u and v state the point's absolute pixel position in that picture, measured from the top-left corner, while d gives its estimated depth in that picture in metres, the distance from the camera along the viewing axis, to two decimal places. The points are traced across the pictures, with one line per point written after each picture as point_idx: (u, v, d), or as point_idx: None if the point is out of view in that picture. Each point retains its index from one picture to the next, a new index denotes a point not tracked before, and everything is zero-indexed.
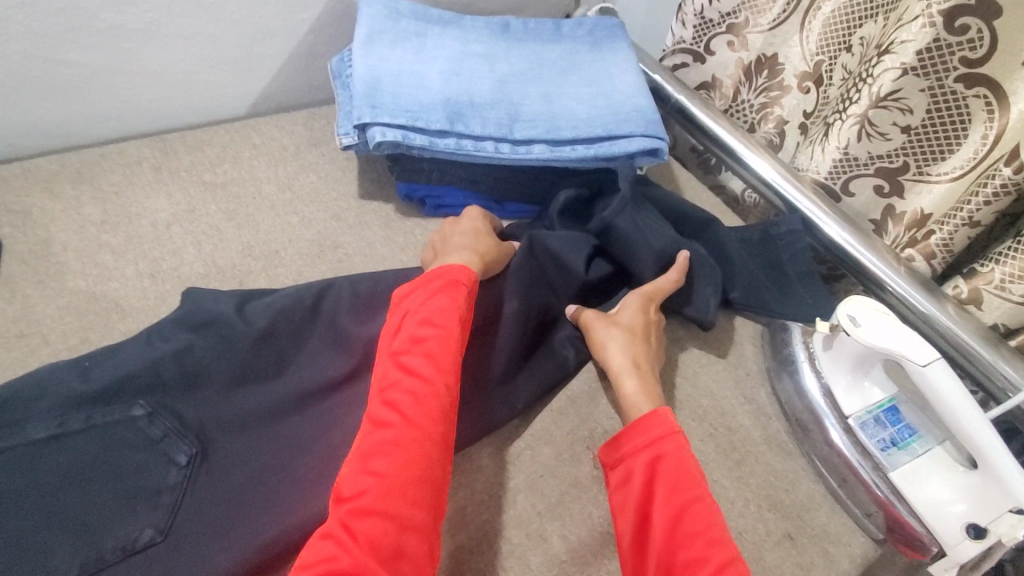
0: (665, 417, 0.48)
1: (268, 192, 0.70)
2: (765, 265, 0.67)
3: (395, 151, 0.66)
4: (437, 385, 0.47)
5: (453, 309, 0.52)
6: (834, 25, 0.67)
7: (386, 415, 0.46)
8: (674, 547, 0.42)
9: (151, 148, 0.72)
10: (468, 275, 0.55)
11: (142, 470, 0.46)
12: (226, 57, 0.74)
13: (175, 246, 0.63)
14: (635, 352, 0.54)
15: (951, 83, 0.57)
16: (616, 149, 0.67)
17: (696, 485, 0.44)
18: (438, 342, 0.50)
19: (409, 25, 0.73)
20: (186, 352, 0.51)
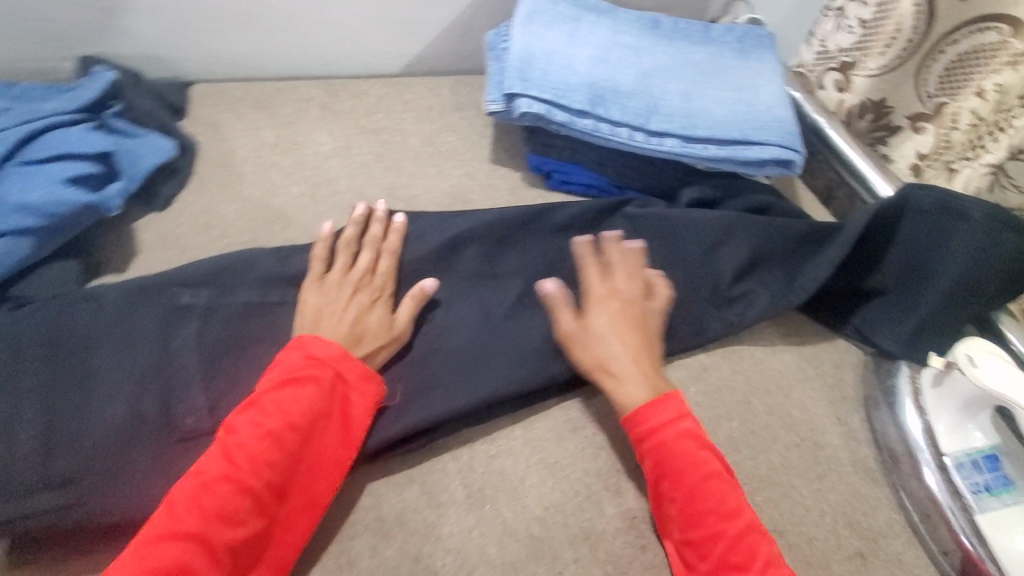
0: (669, 403, 0.50)
1: (413, 144, 0.77)
2: (912, 292, 0.62)
3: (535, 123, 0.71)
4: (252, 483, 0.43)
5: (307, 397, 0.47)
6: (961, 69, 0.67)
7: (184, 505, 0.42)
8: (689, 523, 0.46)
9: (320, 89, 0.81)
10: (330, 359, 0.49)
11: None
12: (396, 18, 0.81)
13: (332, 176, 0.71)
14: (623, 348, 0.54)
15: None
16: (750, 155, 0.68)
17: (705, 465, 0.48)
18: (272, 439, 0.45)
19: (566, 10, 0.78)
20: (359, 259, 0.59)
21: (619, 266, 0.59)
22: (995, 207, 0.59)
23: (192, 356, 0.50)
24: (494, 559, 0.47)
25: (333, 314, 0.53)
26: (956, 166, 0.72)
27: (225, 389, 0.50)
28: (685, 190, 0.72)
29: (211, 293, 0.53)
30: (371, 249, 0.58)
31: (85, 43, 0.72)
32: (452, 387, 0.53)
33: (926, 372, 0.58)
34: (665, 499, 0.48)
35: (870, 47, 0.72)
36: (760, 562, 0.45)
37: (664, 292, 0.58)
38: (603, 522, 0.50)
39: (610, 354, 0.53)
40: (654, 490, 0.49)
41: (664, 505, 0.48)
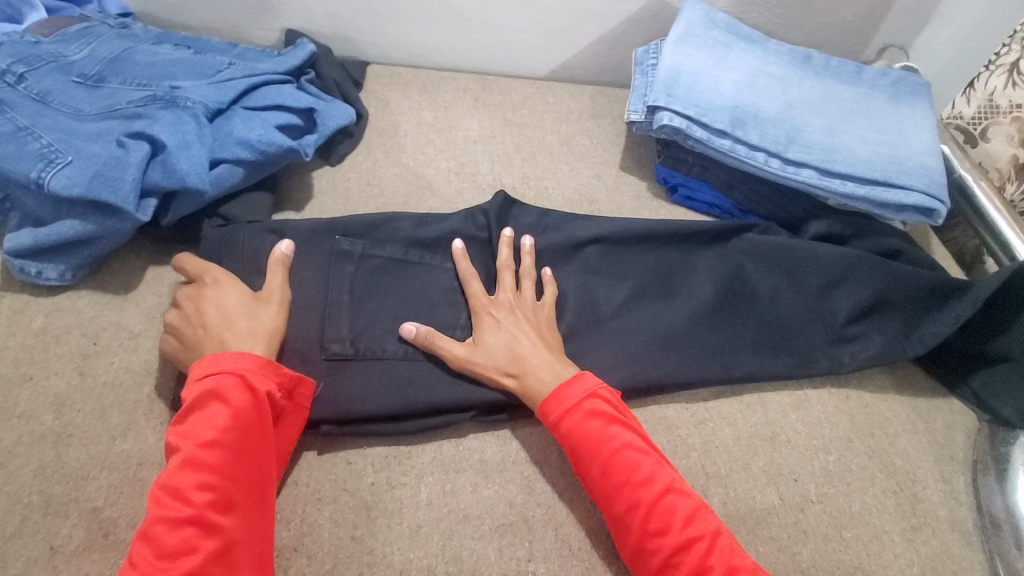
0: (571, 386, 0.52)
1: (550, 141, 0.83)
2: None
3: (672, 136, 0.74)
4: (188, 511, 0.43)
5: (215, 414, 0.47)
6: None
7: (141, 548, 0.42)
8: (610, 498, 0.49)
9: (475, 82, 0.89)
10: (221, 370, 0.49)
11: (450, 304, 0.61)
12: (554, 27, 0.88)
13: (477, 158, 0.79)
14: (521, 342, 0.55)
15: None
16: (890, 198, 0.68)
17: (605, 443, 0.50)
18: (196, 459, 0.45)
19: (719, 35, 0.80)
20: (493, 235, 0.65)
21: (507, 274, 0.61)
22: None
23: (343, 291, 0.58)
24: (580, 523, 0.52)
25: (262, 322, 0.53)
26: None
27: (366, 325, 0.57)
28: (812, 222, 0.72)
29: (367, 245, 0.61)
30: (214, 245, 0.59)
31: (292, 17, 0.84)
32: (432, 374, 0.56)
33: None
34: (589, 483, 0.50)
35: None
36: (678, 522, 0.47)
37: (532, 289, 0.60)
38: None
39: (515, 350, 0.55)
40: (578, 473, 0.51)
41: (589, 486, 0.51)
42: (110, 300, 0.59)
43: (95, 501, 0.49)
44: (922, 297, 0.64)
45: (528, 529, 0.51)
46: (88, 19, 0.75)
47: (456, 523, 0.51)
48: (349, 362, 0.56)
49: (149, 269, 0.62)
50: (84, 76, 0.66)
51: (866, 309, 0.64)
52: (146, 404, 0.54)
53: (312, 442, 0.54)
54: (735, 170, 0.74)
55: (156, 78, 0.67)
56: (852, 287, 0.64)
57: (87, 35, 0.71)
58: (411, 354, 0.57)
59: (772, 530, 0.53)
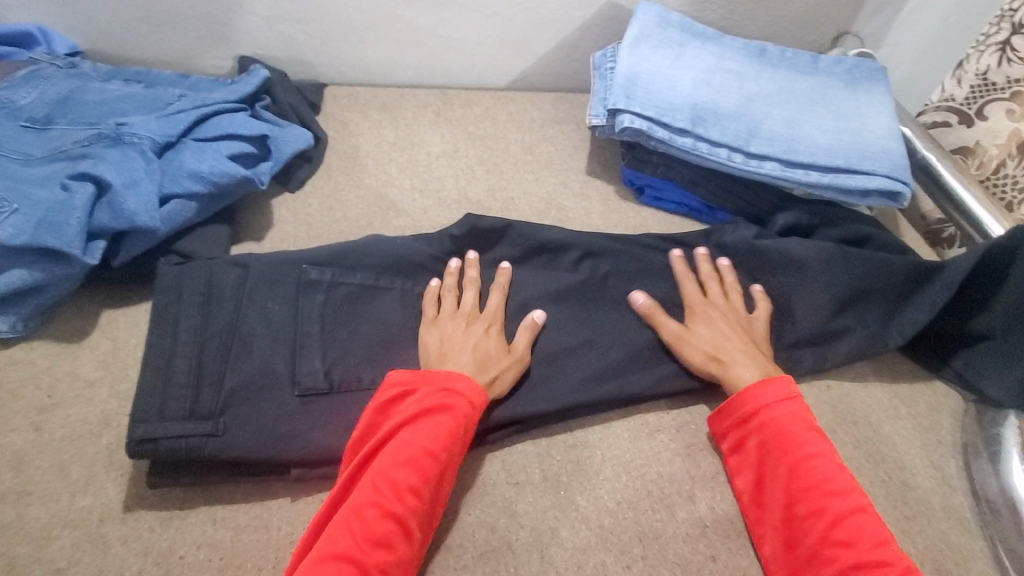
0: (774, 383, 0.53)
1: (514, 151, 0.82)
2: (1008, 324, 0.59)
3: (635, 138, 0.74)
4: (400, 510, 0.45)
5: (439, 424, 0.49)
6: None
7: (349, 524, 0.45)
8: (793, 499, 0.49)
9: (435, 97, 0.89)
10: (471, 393, 0.51)
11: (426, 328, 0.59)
12: (511, 38, 0.87)
13: (440, 174, 0.78)
14: (731, 341, 0.58)
15: None
16: (854, 184, 0.68)
17: (805, 445, 0.50)
18: (415, 463, 0.47)
19: (674, 35, 0.81)
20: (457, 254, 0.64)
21: (716, 283, 0.64)
22: None
23: (314, 321, 0.56)
24: (565, 542, 0.50)
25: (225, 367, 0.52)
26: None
27: (340, 356, 0.55)
28: (779, 214, 0.72)
29: (334, 272, 0.59)
30: (475, 285, 0.61)
31: (244, 44, 0.83)
32: None
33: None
34: (768, 481, 0.50)
35: None
36: (866, 542, 0.46)
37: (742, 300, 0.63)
38: (674, 524, 0.51)
39: (724, 342, 0.58)
40: (759, 472, 0.51)
41: (768, 486, 0.50)
42: (65, 349, 0.57)
43: (58, 562, 0.47)
44: (896, 283, 0.63)
45: (512, 553, 0.50)
46: (36, 60, 0.72)
47: (436, 553, 0.49)
48: (325, 395, 0.53)
49: (106, 313, 0.60)
50: (33, 120, 0.64)
51: (845, 300, 0.63)
52: (107, 455, 0.52)
53: (285, 489, 0.51)
54: (698, 167, 0.74)
55: (104, 116, 0.65)
56: (826, 280, 0.64)
57: (36, 77, 0.69)
58: None
59: None
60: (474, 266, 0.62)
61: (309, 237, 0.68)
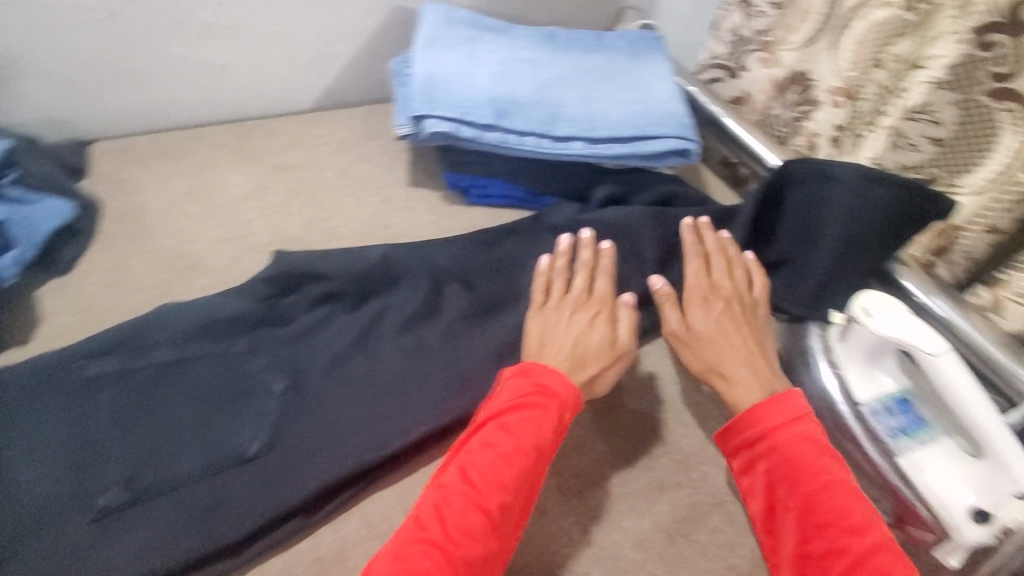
0: (785, 403, 0.52)
1: (328, 176, 0.77)
2: (796, 242, 0.66)
3: (445, 141, 0.73)
4: (490, 505, 0.46)
5: (532, 421, 0.49)
6: (869, 40, 0.68)
7: (430, 516, 0.46)
8: (807, 535, 0.47)
9: (230, 133, 0.81)
10: (570, 392, 0.51)
11: (248, 395, 0.53)
12: (300, 57, 0.82)
13: (248, 217, 0.71)
14: (733, 339, 0.58)
15: (982, 96, 0.60)
16: (649, 150, 0.72)
17: (824, 473, 0.49)
18: (506, 456, 0.48)
19: (465, 31, 0.80)
20: (274, 302, 0.58)
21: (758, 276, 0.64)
22: (863, 166, 0.61)
23: (106, 423, 0.49)
24: None
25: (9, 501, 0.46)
26: (863, 133, 0.72)
27: (146, 455, 0.48)
28: (596, 188, 0.75)
29: (123, 360, 0.52)
30: (604, 274, 0.62)
31: None
32: (240, 483, 0.49)
33: (829, 334, 0.61)
34: (779, 508, 0.49)
35: (790, 20, 0.75)
36: None
37: (753, 286, 0.63)
38: (546, 521, 0.52)
39: (729, 343, 0.58)
40: (769, 499, 0.49)
41: (781, 515, 0.49)
42: None
43: None
44: None
45: None
46: None
47: None
48: (128, 509, 0.46)
49: None
50: None
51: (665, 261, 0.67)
52: None
53: None
54: (514, 159, 0.75)
55: None
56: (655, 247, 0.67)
57: None
58: (208, 470, 0.48)
59: (630, 501, 0.54)
60: (608, 254, 0.63)
61: (98, 324, 0.59)
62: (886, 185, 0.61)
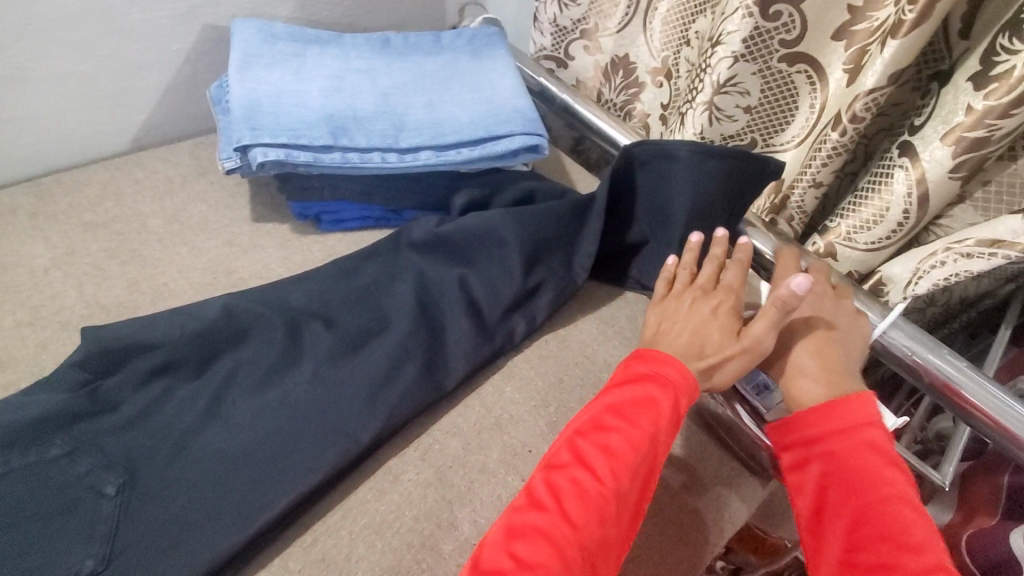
0: (855, 407, 0.52)
1: (153, 226, 0.68)
2: (654, 221, 0.67)
3: (281, 169, 0.67)
4: (608, 489, 0.46)
5: (645, 406, 0.50)
6: (673, 19, 0.76)
7: (545, 496, 0.46)
8: (854, 542, 0.46)
9: (24, 194, 0.69)
10: (685, 382, 0.52)
11: (74, 506, 0.45)
12: (100, 95, 0.71)
13: (57, 290, 0.61)
14: (821, 350, 0.57)
15: (777, 62, 0.66)
16: (499, 149, 0.71)
17: (887, 485, 0.47)
18: (624, 440, 0.48)
19: (287, 47, 0.74)
20: (95, 388, 0.50)
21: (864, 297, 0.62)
22: (697, 142, 0.64)
23: None
24: None
25: None
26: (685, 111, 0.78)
27: None
28: (455, 195, 0.72)
29: None
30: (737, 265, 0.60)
31: None
32: None
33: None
34: (830, 513, 0.48)
35: (602, 7, 0.82)
36: None
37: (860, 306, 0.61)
38: (442, 562, 0.48)
39: (818, 354, 0.57)
40: (820, 502, 0.49)
41: (831, 520, 0.48)
42: None
43: None
44: (566, 226, 0.67)
45: None
46: None
47: None
48: None
49: None
50: None
51: (533, 256, 0.65)
52: None
53: None
54: (363, 177, 0.70)
55: None
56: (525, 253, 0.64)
57: None
58: None
59: None
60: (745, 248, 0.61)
61: None
62: (720, 158, 0.63)
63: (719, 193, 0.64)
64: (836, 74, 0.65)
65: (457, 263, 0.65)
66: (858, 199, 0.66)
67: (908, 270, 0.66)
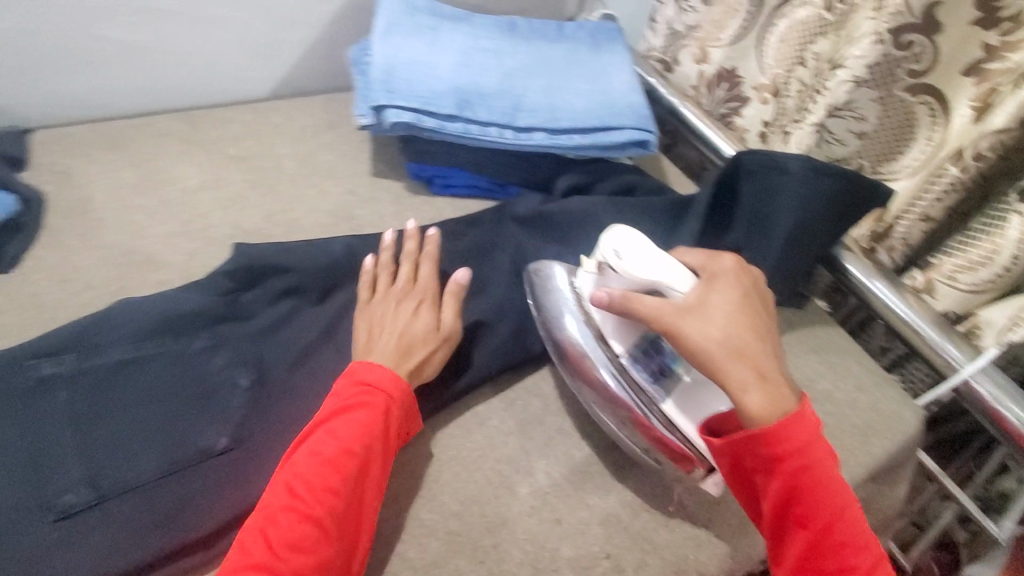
0: (799, 423, 0.46)
1: (288, 166, 0.75)
2: (751, 230, 0.68)
3: (407, 132, 0.72)
4: (322, 515, 0.44)
5: (344, 427, 0.48)
6: (792, 39, 0.76)
7: (269, 526, 0.44)
8: (814, 553, 0.46)
9: (180, 121, 0.77)
10: (385, 395, 0.50)
11: (212, 391, 0.52)
12: (255, 42, 0.79)
13: (205, 210, 0.69)
14: (750, 341, 0.48)
15: (899, 91, 0.67)
16: (610, 140, 0.74)
17: (839, 499, 0.46)
18: (322, 465, 0.46)
19: (424, 19, 0.80)
20: (237, 297, 0.57)
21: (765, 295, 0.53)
22: (810, 159, 0.65)
23: (61, 426, 0.48)
24: (416, 562, 0.49)
25: None
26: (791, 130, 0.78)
27: (106, 456, 0.48)
28: (561, 177, 0.76)
29: (77, 358, 0.51)
30: (429, 261, 0.60)
31: None
32: (211, 478, 0.48)
33: (579, 278, 0.56)
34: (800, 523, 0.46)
35: (717, 19, 0.83)
36: None
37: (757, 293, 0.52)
38: (516, 502, 0.53)
39: (740, 348, 0.48)
40: (784, 513, 0.46)
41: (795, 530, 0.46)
42: None
43: None
44: (666, 220, 0.70)
45: None
46: None
47: None
48: (90, 509, 0.45)
49: None
50: None
51: None
52: None
53: None
54: (478, 149, 0.75)
55: None
56: None
57: None
58: (175, 467, 0.48)
59: (595, 479, 0.55)
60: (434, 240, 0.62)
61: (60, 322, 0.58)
62: (832, 177, 0.64)
63: (822, 211, 0.65)
64: (962, 111, 0.63)
65: (556, 242, 0.69)
66: (969, 239, 0.66)
67: (1006, 317, 0.65)
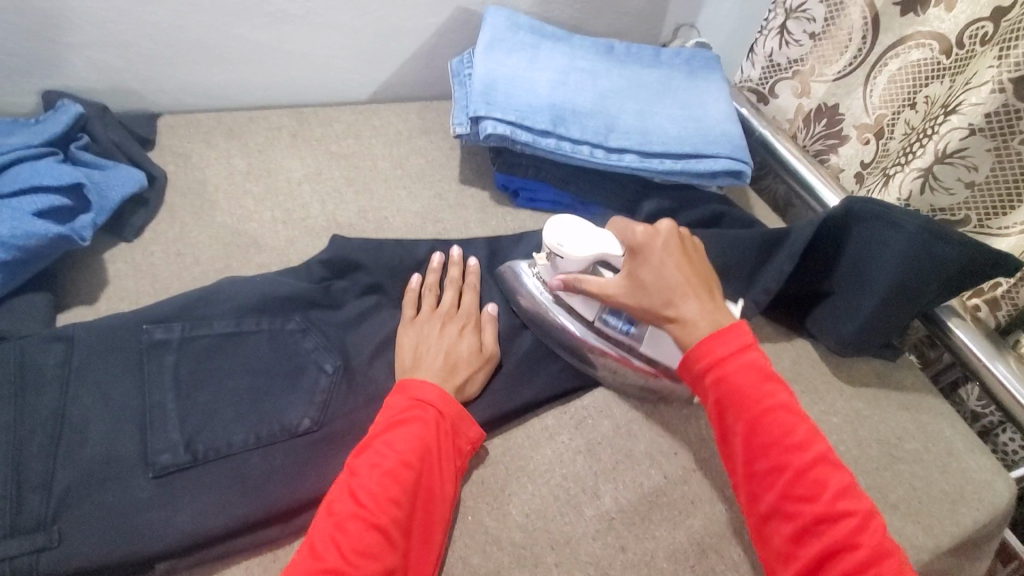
0: (726, 336, 0.49)
1: (382, 167, 0.79)
2: (846, 275, 0.66)
3: (500, 143, 0.74)
4: (384, 521, 0.45)
5: (403, 437, 0.49)
6: (901, 79, 0.73)
7: (334, 532, 0.44)
8: (753, 453, 0.46)
9: (290, 117, 0.82)
10: (438, 407, 0.51)
11: (300, 373, 0.54)
12: (364, 49, 0.83)
13: (305, 201, 0.73)
14: (669, 289, 0.52)
15: (1017, 144, 0.62)
16: (701, 168, 0.73)
17: (768, 397, 0.47)
18: (385, 475, 0.46)
19: (526, 37, 0.82)
20: (330, 285, 0.60)
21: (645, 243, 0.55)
22: (929, 218, 0.61)
23: (166, 388, 0.51)
24: (478, 568, 0.49)
25: (74, 454, 0.48)
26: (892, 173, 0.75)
27: (202, 422, 0.50)
28: (645, 201, 0.76)
29: (185, 327, 0.54)
30: (472, 289, 0.62)
31: (47, 77, 0.72)
32: (294, 454, 0.51)
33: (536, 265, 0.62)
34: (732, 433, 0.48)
35: (825, 53, 0.80)
36: (829, 494, 0.44)
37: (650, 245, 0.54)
38: (581, 524, 0.52)
39: (664, 294, 0.52)
40: (721, 426, 0.48)
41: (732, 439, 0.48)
42: None
43: None
44: (755, 256, 0.68)
45: None
46: None
47: None
48: (184, 471, 0.48)
49: None
50: None
51: None
52: None
53: None
54: (566, 166, 0.76)
55: None
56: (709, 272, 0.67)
57: None
58: (262, 441, 0.50)
59: (663, 511, 0.53)
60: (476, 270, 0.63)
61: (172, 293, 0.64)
62: (952, 243, 0.60)
63: (931, 275, 0.62)
64: None
65: None
66: None
67: None
